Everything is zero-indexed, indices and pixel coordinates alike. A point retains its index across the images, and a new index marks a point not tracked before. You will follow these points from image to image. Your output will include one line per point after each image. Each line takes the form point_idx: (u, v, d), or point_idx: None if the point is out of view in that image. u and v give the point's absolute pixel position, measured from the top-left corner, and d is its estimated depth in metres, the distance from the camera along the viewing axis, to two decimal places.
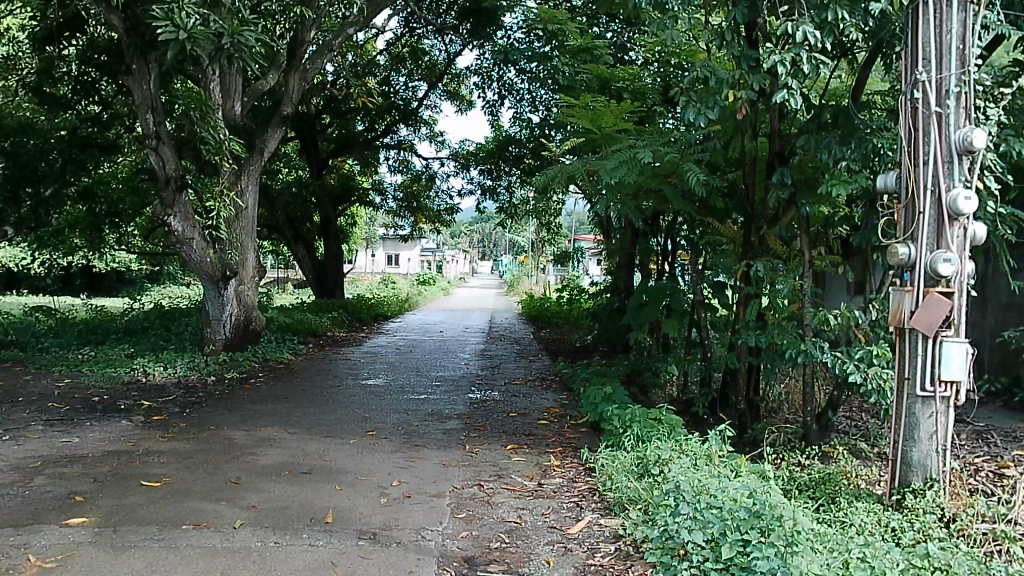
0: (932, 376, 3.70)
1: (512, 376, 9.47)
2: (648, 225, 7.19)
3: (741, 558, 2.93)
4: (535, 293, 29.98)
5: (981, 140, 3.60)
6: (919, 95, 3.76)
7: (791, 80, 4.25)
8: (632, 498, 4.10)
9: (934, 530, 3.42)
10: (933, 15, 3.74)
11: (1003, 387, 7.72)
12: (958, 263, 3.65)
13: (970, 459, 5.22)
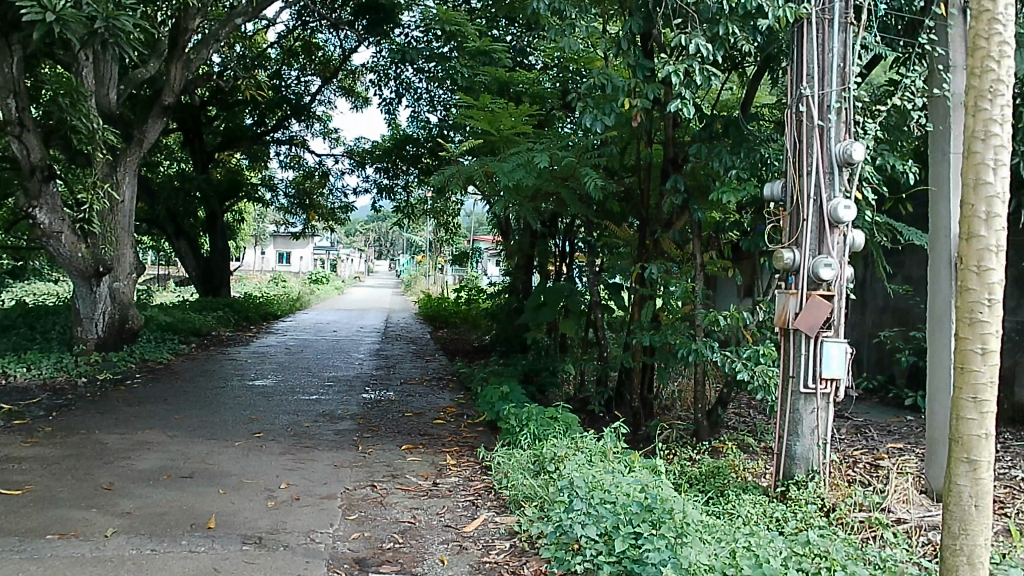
0: (814, 374, 3.93)
1: (408, 377, 9.35)
2: (546, 227, 7.26)
3: (633, 551, 3.01)
4: (432, 294, 29.69)
5: (859, 153, 3.84)
6: (804, 109, 3.96)
7: (684, 90, 4.37)
8: (528, 496, 4.14)
9: (814, 518, 3.59)
10: (816, 35, 3.98)
11: (879, 384, 8.25)
12: (838, 268, 3.88)
13: (850, 451, 5.54)
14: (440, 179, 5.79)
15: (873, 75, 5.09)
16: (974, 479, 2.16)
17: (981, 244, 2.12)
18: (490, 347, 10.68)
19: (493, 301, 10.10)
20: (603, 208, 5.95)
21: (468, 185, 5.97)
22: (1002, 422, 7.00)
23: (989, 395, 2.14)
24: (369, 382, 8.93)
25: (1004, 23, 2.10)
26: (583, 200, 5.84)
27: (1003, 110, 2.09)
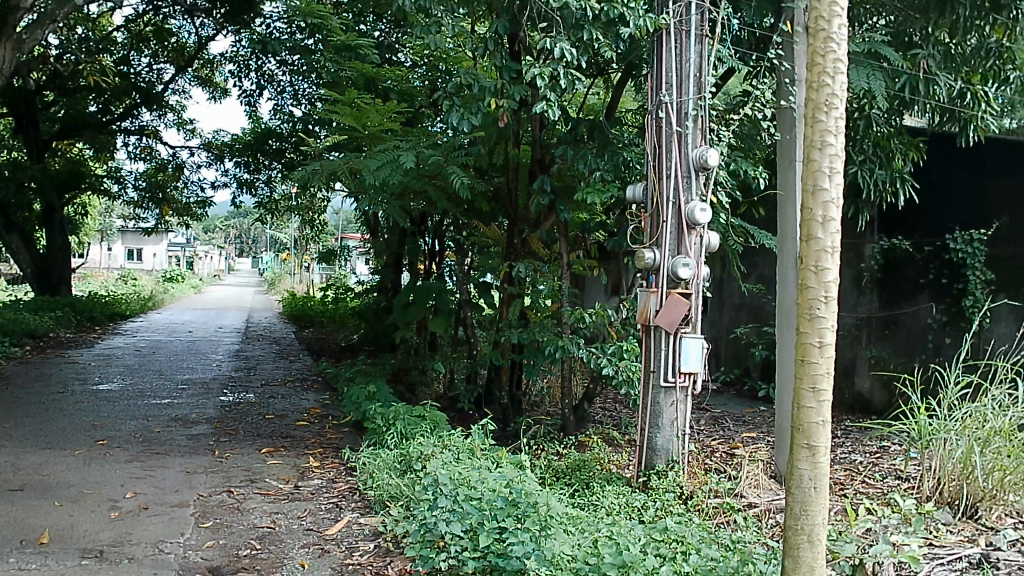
0: (674, 368, 4.12)
1: (270, 378, 9.05)
2: (415, 225, 7.22)
3: (497, 545, 3.04)
4: (298, 293, 28.77)
5: (714, 158, 4.05)
6: (663, 115, 4.14)
7: (550, 93, 4.46)
8: (394, 495, 4.10)
9: (672, 505, 3.74)
10: (674, 45, 4.18)
11: (735, 377, 8.78)
12: (694, 267, 4.08)
13: (707, 442, 5.82)
14: (302, 175, 5.64)
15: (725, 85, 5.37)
16: (813, 463, 2.31)
17: (818, 245, 2.27)
18: (358, 347, 10.49)
19: (361, 301, 9.92)
20: (473, 207, 6.01)
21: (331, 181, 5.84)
22: (844, 410, 7.79)
23: (826, 384, 2.31)
24: (227, 384, 8.58)
25: (838, 42, 2.26)
26: (452, 199, 5.85)
27: (838, 122, 2.26)
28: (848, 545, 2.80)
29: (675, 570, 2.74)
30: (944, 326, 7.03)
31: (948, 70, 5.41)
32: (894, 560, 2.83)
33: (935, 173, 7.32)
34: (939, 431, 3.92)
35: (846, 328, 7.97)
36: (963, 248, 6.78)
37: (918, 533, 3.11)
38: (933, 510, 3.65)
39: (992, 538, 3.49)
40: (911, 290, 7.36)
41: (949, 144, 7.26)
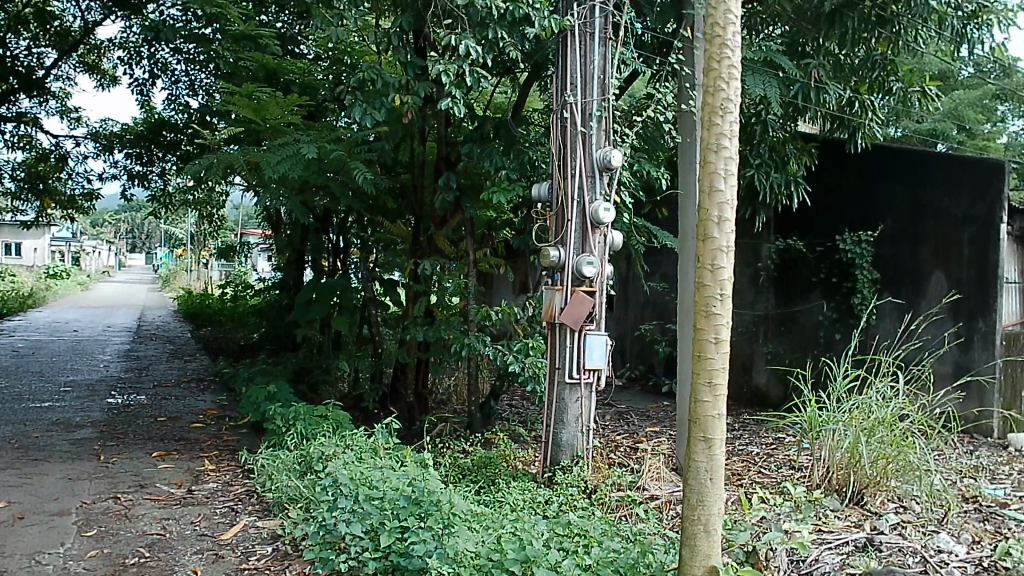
0: (579, 365, 4.20)
1: (164, 379, 8.69)
2: (319, 221, 7.08)
3: (399, 545, 3.03)
4: (195, 290, 27.65)
5: (617, 159, 4.13)
6: (568, 115, 4.20)
7: (454, 90, 4.45)
8: (292, 498, 4.02)
9: (576, 500, 3.79)
10: (578, 46, 4.24)
11: (639, 373, 9.01)
12: (598, 266, 4.16)
13: (612, 436, 5.94)
14: (196, 168, 5.43)
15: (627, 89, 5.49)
16: (709, 454, 2.40)
17: (714, 244, 2.35)
18: (258, 346, 10.19)
19: (261, 299, 9.64)
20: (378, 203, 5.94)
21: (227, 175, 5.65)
22: (743, 403, 8.24)
23: (721, 379, 2.39)
24: (116, 386, 8.19)
25: (732, 48, 2.34)
26: (356, 195, 5.76)
27: (732, 126, 2.35)
28: (741, 533, 2.91)
29: (576, 564, 2.79)
30: (836, 322, 7.36)
31: (837, 79, 5.70)
32: (784, 546, 2.96)
33: (827, 176, 7.65)
34: (828, 422, 4.12)
35: (745, 325, 8.39)
36: (851, 247, 7.10)
37: (807, 519, 3.26)
38: (822, 497, 3.84)
39: (875, 522, 3.70)
40: (804, 289, 7.73)
41: (840, 149, 7.59)
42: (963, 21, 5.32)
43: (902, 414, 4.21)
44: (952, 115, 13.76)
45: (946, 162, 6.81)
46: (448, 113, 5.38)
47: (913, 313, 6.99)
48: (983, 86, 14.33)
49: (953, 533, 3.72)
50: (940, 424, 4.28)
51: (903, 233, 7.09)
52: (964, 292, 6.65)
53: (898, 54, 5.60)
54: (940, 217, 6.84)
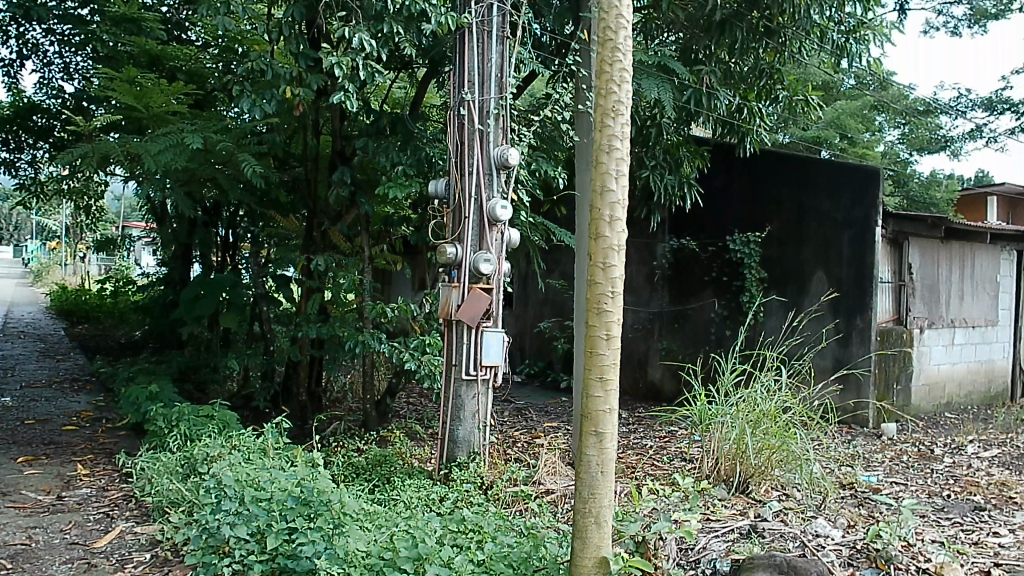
0: (476, 362, 4.22)
1: (34, 379, 8.17)
2: (207, 214, 6.82)
3: (286, 547, 2.97)
4: (71, 286, 26.03)
5: (514, 157, 4.18)
6: (465, 112, 4.21)
7: (348, 84, 4.37)
8: (174, 501, 3.86)
9: (471, 496, 3.79)
10: (475, 44, 4.24)
11: (538, 369, 9.15)
12: (495, 263, 4.18)
13: (510, 432, 6.00)
14: (69, 157, 5.12)
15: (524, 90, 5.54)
16: (600, 448, 2.46)
17: (606, 243, 2.40)
18: (141, 345, 9.72)
19: (144, 295, 9.19)
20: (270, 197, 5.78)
21: (104, 164, 5.35)
22: (638, 397, 8.48)
23: (612, 374, 2.45)
24: None
25: (623, 52, 2.40)
26: (246, 188, 5.58)
27: (623, 128, 2.41)
28: (631, 524, 2.97)
29: (469, 559, 2.81)
30: (726, 318, 7.72)
31: (728, 86, 5.95)
32: (673, 535, 3.07)
33: (718, 179, 8.00)
34: (717, 414, 4.33)
35: (641, 322, 8.65)
36: (741, 249, 7.54)
37: (693, 509, 3.39)
38: (710, 487, 4.00)
39: (760, 510, 3.88)
40: (696, 287, 8.06)
41: (730, 153, 7.91)
42: (843, 36, 5.61)
43: (785, 407, 4.42)
44: (835, 123, 14.56)
45: (828, 168, 7.15)
46: (342, 107, 5.32)
47: (796, 310, 7.37)
48: (863, 97, 15.22)
49: (830, 518, 3.95)
50: (819, 415, 4.53)
51: (788, 234, 7.45)
52: (843, 290, 7.03)
53: (784, 65, 5.88)
54: (822, 220, 7.19)
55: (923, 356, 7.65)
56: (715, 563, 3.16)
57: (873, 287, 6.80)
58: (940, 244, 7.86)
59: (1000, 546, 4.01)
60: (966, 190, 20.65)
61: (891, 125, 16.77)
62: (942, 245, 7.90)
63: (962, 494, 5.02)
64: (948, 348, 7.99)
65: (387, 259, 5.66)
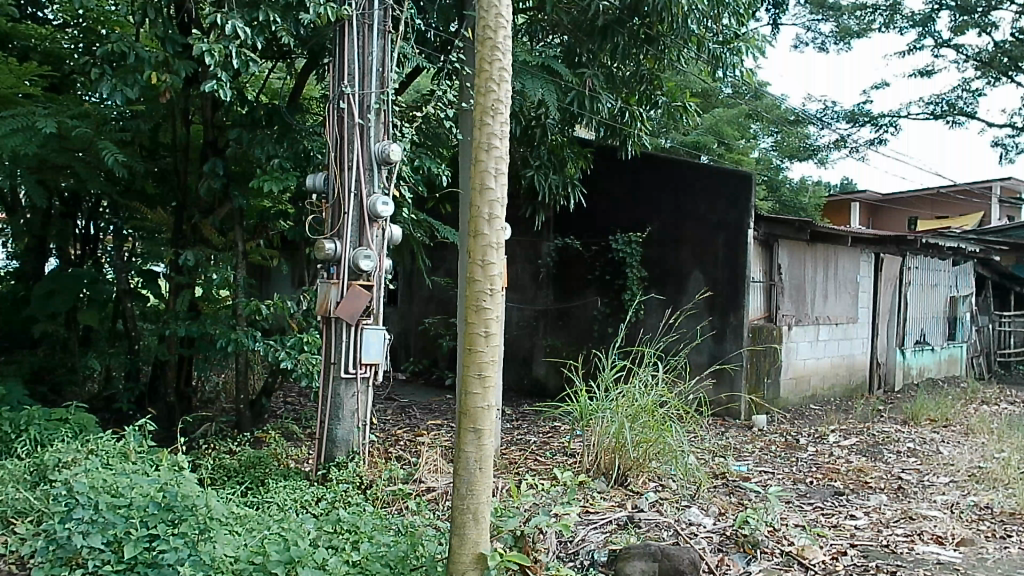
0: (355, 360, 4.16)
1: None
2: (65, 205, 6.41)
3: (146, 555, 2.79)
4: None
5: (395, 153, 4.15)
6: (345, 106, 4.13)
7: (221, 72, 4.21)
8: (20, 511, 3.58)
9: (349, 496, 3.73)
10: (356, 36, 4.17)
11: (423, 367, 9.14)
12: (375, 260, 4.14)
13: (393, 431, 5.95)
14: None
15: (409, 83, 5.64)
16: (478, 445, 2.47)
17: (484, 241, 2.42)
18: None
19: None
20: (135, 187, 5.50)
21: None
22: (523, 393, 8.60)
23: (491, 371, 2.47)
24: None
25: (502, 52, 2.43)
26: (108, 177, 5.29)
27: (502, 127, 2.43)
28: (510, 519, 3.00)
29: (344, 561, 2.79)
30: (607, 316, 7.95)
31: (611, 90, 6.09)
32: (551, 528, 3.13)
33: (601, 180, 8.23)
34: (597, 410, 4.45)
35: (526, 320, 8.76)
36: (624, 248, 7.74)
37: (572, 503, 3.46)
38: (590, 481, 4.11)
39: (637, 500, 4.02)
40: (580, 286, 8.26)
41: (612, 155, 8.15)
42: (721, 45, 5.83)
43: (661, 401, 4.59)
44: (713, 130, 15.23)
45: (704, 173, 7.44)
46: (215, 96, 5.13)
47: (674, 308, 7.67)
48: (739, 105, 15.99)
49: (703, 506, 4.14)
50: (694, 409, 4.74)
51: (668, 235, 7.74)
52: (717, 290, 7.36)
53: (662, 72, 6.09)
54: (698, 222, 7.50)
55: (791, 351, 8.11)
56: (593, 554, 3.26)
57: (745, 286, 7.15)
58: (806, 246, 8.36)
59: (856, 527, 4.31)
60: (833, 196, 22.08)
61: (765, 133, 17.70)
62: (808, 248, 8.41)
63: (823, 480, 5.37)
64: (814, 344, 8.51)
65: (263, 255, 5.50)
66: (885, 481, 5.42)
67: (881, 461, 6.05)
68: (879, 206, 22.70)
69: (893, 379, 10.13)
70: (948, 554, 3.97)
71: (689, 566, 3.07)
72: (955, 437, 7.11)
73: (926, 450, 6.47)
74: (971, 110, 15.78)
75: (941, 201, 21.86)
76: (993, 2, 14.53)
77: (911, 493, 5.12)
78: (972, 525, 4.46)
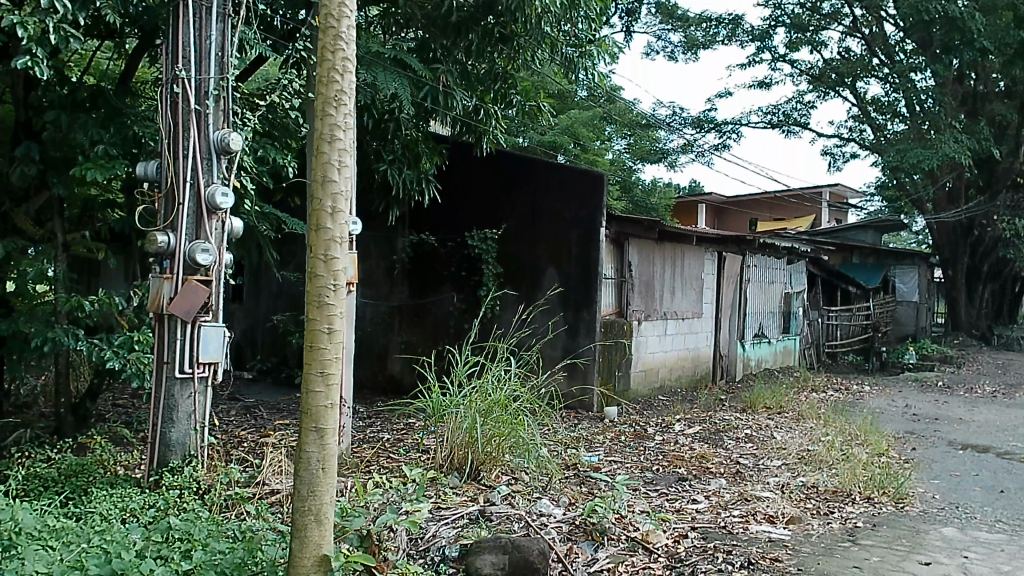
0: (191, 359, 3.96)
1: None
2: None
3: None
4: None
5: (236, 143, 3.98)
6: (180, 90, 3.91)
7: (36, 48, 3.88)
8: None
9: (182, 502, 3.53)
10: (192, 18, 3.95)
11: (272, 365, 8.85)
12: (214, 254, 3.96)
13: (237, 432, 5.72)
14: None
15: (253, 71, 5.58)
16: (321, 445, 2.41)
17: (327, 235, 2.37)
18: None
19: None
20: None
21: None
22: (377, 390, 8.52)
23: (334, 368, 2.42)
24: None
25: (346, 41, 2.37)
26: None
27: (346, 118, 2.38)
28: (356, 519, 2.96)
29: (172, 571, 2.64)
30: (464, 311, 8.01)
31: (466, 87, 6.13)
32: (400, 526, 3.12)
33: (457, 176, 8.27)
34: (450, 405, 4.47)
35: (381, 316, 8.68)
36: (479, 244, 7.78)
37: (421, 500, 3.45)
38: (441, 477, 4.12)
39: (489, 494, 4.07)
40: (436, 281, 8.28)
41: (468, 151, 8.21)
42: (574, 49, 6.02)
43: (514, 395, 4.67)
44: (569, 130, 15.61)
45: (558, 171, 7.62)
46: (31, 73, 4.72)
47: (527, 304, 7.84)
48: (594, 108, 16.46)
49: (554, 497, 4.25)
50: (546, 402, 4.85)
51: (522, 232, 7.89)
52: (569, 286, 7.57)
53: (517, 71, 6.18)
54: (552, 219, 7.69)
55: (639, 345, 8.48)
56: (444, 549, 3.26)
57: (596, 282, 7.40)
58: (654, 245, 8.76)
59: (696, 511, 4.57)
60: (681, 197, 23.22)
61: (618, 135, 18.38)
62: (656, 247, 8.81)
63: (669, 467, 5.65)
64: (661, 338, 8.91)
65: (88, 246, 5.13)
66: (724, 466, 5.78)
67: (721, 448, 6.44)
68: (724, 207, 24.13)
69: (733, 370, 10.79)
70: (778, 532, 4.28)
71: (539, 557, 3.14)
72: (786, 422, 7.69)
73: (761, 436, 6.95)
74: (804, 121, 17.04)
75: (777, 204, 23.61)
76: (823, 22, 15.78)
77: (747, 476, 5.49)
78: (800, 504, 4.84)
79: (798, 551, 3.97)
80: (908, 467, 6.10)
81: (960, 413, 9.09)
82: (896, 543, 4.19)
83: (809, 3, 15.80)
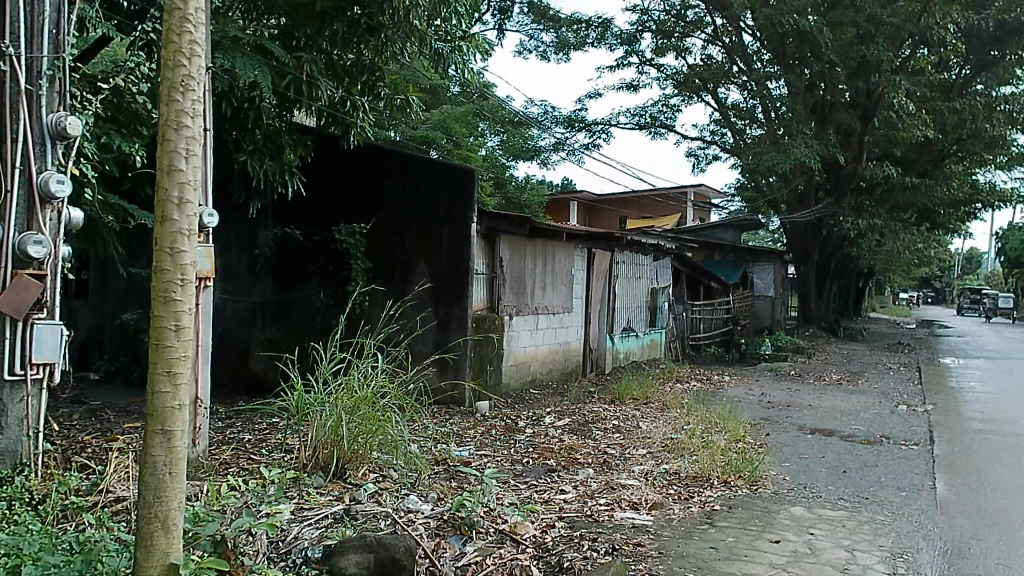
0: (23, 359, 3.68)
1: None
2: None
3: None
4: None
5: (74, 127, 3.74)
6: (7, 69, 3.60)
7: None
8: None
9: (10, 514, 3.27)
10: None
11: (122, 365, 8.34)
12: (49, 246, 3.69)
13: (79, 437, 5.34)
14: None
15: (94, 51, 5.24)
16: (168, 447, 2.29)
17: (173, 227, 2.24)
18: None
19: None
20: None
21: None
22: (238, 389, 8.21)
23: (182, 368, 2.31)
24: None
25: (194, 24, 2.26)
26: None
27: (193, 104, 2.26)
28: (208, 524, 2.84)
29: None
30: (331, 307, 7.84)
31: (332, 78, 6.01)
32: (259, 530, 3.02)
33: (323, 168, 8.08)
34: (315, 404, 4.35)
35: (243, 312, 8.36)
36: (347, 238, 7.68)
37: (280, 501, 3.37)
38: (304, 477, 4.03)
39: (355, 493, 4.01)
40: (301, 276, 8.06)
41: (335, 143, 8.02)
42: (445, 44, 6.01)
43: (382, 392, 4.61)
44: (441, 125, 15.57)
45: (428, 167, 7.58)
46: None
47: (397, 300, 7.77)
48: (466, 104, 16.45)
49: (422, 493, 4.23)
50: (414, 399, 4.81)
51: (391, 226, 7.81)
52: (439, 282, 7.57)
53: (385, 64, 6.12)
54: (422, 215, 7.65)
55: (510, 340, 8.58)
56: (306, 551, 3.18)
57: (466, 278, 7.43)
58: (524, 240, 8.87)
59: (564, 501, 4.68)
60: (554, 195, 23.71)
61: (491, 131, 18.52)
62: (527, 242, 8.93)
63: (538, 460, 5.76)
64: (532, 333, 9.06)
65: None
66: (592, 456, 5.96)
67: (589, 438, 6.63)
68: (594, 204, 24.80)
69: (601, 363, 11.12)
70: (641, 518, 4.46)
71: (404, 554, 3.09)
72: (651, 412, 8.00)
73: (628, 426, 7.20)
74: (670, 124, 17.79)
75: (645, 203, 24.53)
76: (687, 29, 16.58)
77: (613, 465, 5.68)
78: (662, 490, 5.06)
79: (659, 535, 4.15)
80: (762, 451, 6.51)
81: (808, 399, 9.78)
82: (750, 524, 4.45)
83: (673, 11, 16.45)
